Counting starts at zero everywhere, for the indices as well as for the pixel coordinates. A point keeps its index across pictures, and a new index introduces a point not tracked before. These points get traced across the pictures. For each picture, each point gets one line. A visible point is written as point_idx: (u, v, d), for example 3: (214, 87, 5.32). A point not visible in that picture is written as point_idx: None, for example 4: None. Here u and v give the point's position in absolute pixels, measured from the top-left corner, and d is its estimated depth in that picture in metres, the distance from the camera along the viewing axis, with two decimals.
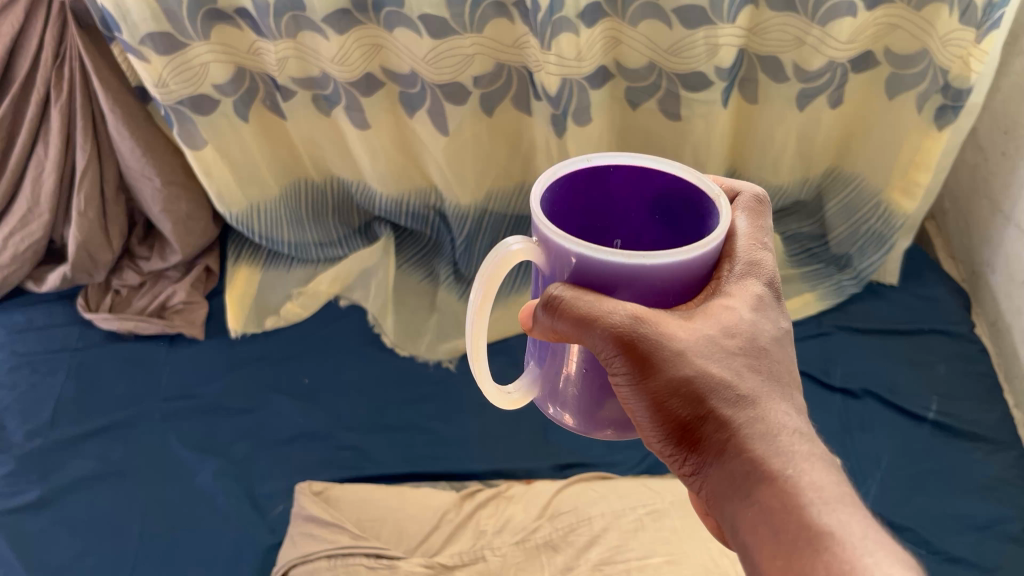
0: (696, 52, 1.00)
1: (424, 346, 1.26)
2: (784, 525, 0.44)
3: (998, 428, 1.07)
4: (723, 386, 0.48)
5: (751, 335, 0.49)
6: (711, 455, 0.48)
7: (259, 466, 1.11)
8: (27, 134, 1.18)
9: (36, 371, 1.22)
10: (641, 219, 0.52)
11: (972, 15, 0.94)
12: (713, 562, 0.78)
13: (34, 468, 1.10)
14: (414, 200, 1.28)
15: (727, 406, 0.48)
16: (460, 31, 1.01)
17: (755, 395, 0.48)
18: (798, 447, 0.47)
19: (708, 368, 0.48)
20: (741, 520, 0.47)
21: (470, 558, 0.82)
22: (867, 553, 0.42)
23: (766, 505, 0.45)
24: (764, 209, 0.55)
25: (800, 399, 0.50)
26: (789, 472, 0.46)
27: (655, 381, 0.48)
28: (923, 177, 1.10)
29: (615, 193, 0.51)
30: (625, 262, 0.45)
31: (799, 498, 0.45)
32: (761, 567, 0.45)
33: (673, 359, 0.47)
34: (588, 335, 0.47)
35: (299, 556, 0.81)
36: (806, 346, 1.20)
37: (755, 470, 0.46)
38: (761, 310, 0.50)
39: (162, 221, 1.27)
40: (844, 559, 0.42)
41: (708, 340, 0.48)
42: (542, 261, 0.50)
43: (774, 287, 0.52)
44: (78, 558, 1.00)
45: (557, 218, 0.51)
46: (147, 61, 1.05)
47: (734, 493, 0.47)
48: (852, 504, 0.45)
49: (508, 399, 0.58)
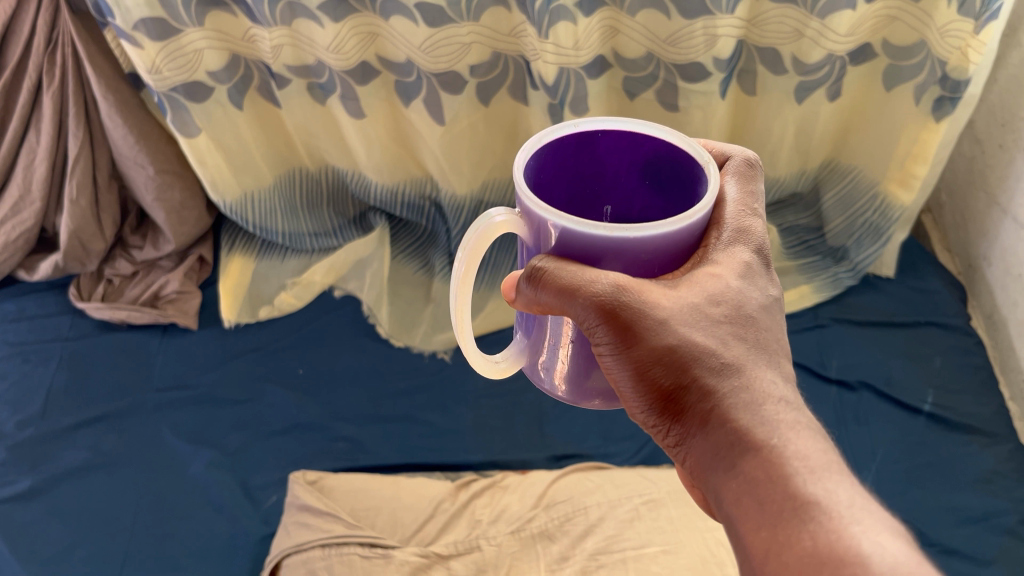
0: (694, 43, 0.99)
1: (419, 336, 1.25)
2: (768, 494, 0.43)
3: (993, 421, 1.07)
4: (708, 354, 0.47)
5: (737, 304, 0.48)
6: (695, 425, 0.47)
7: (252, 457, 1.10)
8: (19, 121, 1.17)
9: (28, 361, 1.21)
10: (630, 184, 0.52)
11: (971, 6, 0.93)
12: (710, 551, 0.78)
13: (26, 457, 1.09)
14: (410, 190, 1.27)
15: (711, 375, 0.46)
16: (457, 20, 1.00)
17: (740, 363, 0.47)
18: (784, 416, 0.45)
19: (692, 336, 0.47)
20: (725, 492, 0.45)
21: (465, 547, 0.81)
22: (855, 522, 0.40)
23: (750, 474, 0.43)
24: (754, 173, 0.55)
25: (789, 369, 0.49)
26: (774, 440, 0.44)
27: (638, 350, 0.47)
28: (921, 169, 1.10)
29: (603, 158, 0.51)
30: (607, 234, 0.44)
31: (784, 467, 0.43)
32: (745, 540, 0.43)
33: (656, 326, 0.46)
34: (571, 305, 0.46)
35: (293, 545, 0.81)
36: (803, 338, 1.20)
37: (739, 440, 0.45)
38: (748, 278, 0.50)
39: (156, 210, 1.27)
40: (830, 528, 0.40)
41: (693, 308, 0.47)
42: (525, 233, 0.49)
43: (762, 254, 0.51)
44: (70, 548, 0.99)
45: (544, 186, 0.50)
46: (140, 47, 1.03)
47: (718, 464, 0.45)
48: (840, 473, 0.43)
49: (496, 368, 0.57)
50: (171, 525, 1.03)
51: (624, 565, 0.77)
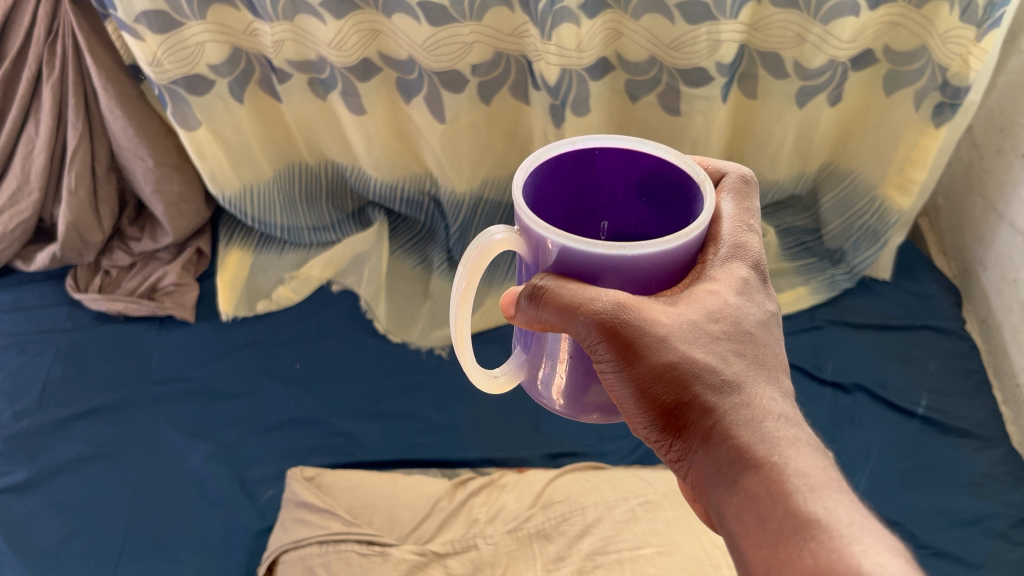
0: (697, 48, 0.99)
1: (417, 332, 1.26)
2: (769, 512, 0.43)
3: (986, 424, 1.08)
4: (708, 371, 0.47)
5: (736, 320, 0.49)
6: (697, 441, 0.47)
7: (249, 451, 1.10)
8: (18, 111, 1.17)
9: (24, 351, 1.21)
10: (628, 202, 0.52)
11: (973, 14, 0.93)
12: (705, 553, 0.79)
13: (22, 449, 1.09)
14: (409, 186, 1.27)
15: (712, 392, 0.47)
16: (460, 20, 1.00)
17: (740, 380, 0.47)
18: (784, 432, 0.45)
19: (692, 353, 0.47)
20: (728, 508, 0.45)
21: (462, 546, 0.82)
22: (855, 541, 0.40)
23: (751, 492, 0.44)
24: (751, 188, 0.55)
25: (788, 383, 0.50)
26: (774, 458, 0.44)
27: (639, 367, 0.47)
28: (920, 174, 1.10)
29: (601, 176, 0.51)
30: (605, 252, 0.44)
31: (785, 485, 0.43)
32: (748, 557, 0.43)
33: (656, 343, 0.47)
34: (571, 322, 0.47)
35: (290, 542, 0.81)
36: (799, 340, 1.20)
37: (740, 456, 0.45)
38: (746, 293, 0.50)
39: (154, 202, 1.26)
40: (831, 547, 0.40)
41: (692, 325, 0.48)
42: (525, 250, 0.49)
43: (760, 269, 0.52)
44: (67, 541, 1.00)
45: (542, 203, 0.50)
46: (142, 40, 1.03)
47: (720, 480, 0.46)
48: (840, 490, 0.44)
49: (495, 383, 0.57)
50: (167, 518, 1.03)
51: (620, 566, 0.78)
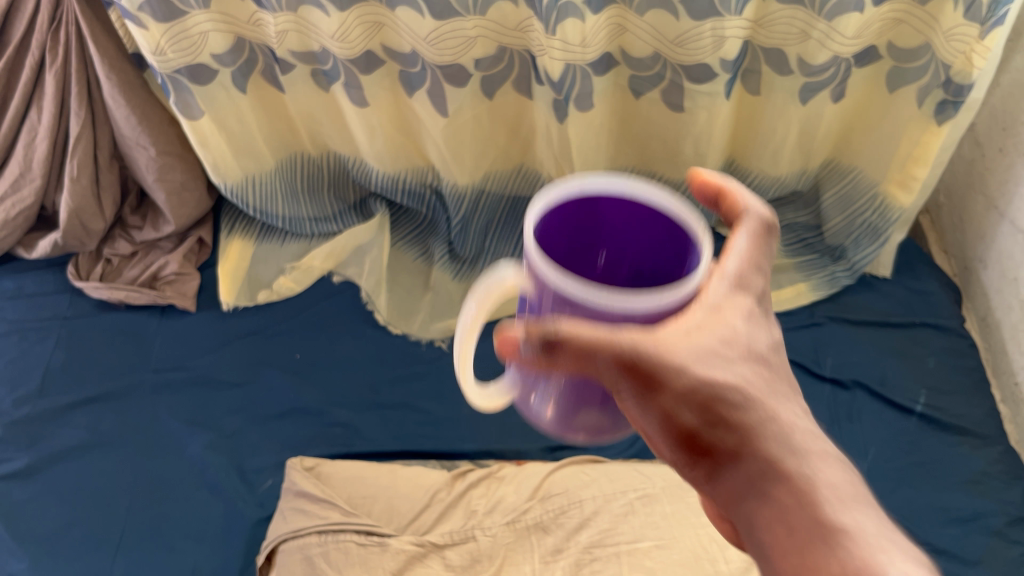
0: (702, 45, 0.99)
1: (417, 324, 1.26)
2: (802, 522, 0.44)
3: (983, 422, 1.09)
4: (729, 393, 0.46)
5: (750, 340, 0.48)
6: (724, 459, 0.47)
7: (248, 441, 1.11)
8: (21, 97, 1.17)
9: (25, 338, 1.22)
10: (631, 243, 0.49)
11: (977, 11, 0.92)
12: (701, 547, 0.79)
13: (23, 436, 1.10)
14: (411, 178, 1.27)
15: (735, 412, 0.46)
16: (464, 14, 1.00)
17: (760, 396, 0.47)
18: (810, 444, 0.46)
19: (713, 377, 0.46)
20: (758, 519, 0.46)
21: (461, 537, 0.83)
22: (898, 550, 0.41)
23: (782, 503, 0.45)
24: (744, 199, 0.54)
25: (797, 394, 0.50)
26: (804, 469, 0.45)
27: (659, 394, 0.46)
28: (921, 172, 1.10)
29: (603, 214, 0.48)
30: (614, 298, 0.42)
31: (815, 495, 0.44)
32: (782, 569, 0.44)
33: (679, 371, 0.45)
34: (587, 364, 0.44)
35: (290, 531, 0.82)
36: (798, 336, 1.20)
37: (769, 468, 0.46)
38: (755, 310, 0.50)
39: (156, 190, 1.26)
40: (874, 551, 0.41)
41: (710, 350, 0.46)
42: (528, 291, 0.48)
43: (762, 284, 0.51)
44: (67, 528, 1.01)
45: (543, 240, 0.48)
46: (145, 28, 1.03)
47: (748, 493, 0.46)
48: (866, 498, 0.45)
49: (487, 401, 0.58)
50: (166, 507, 1.04)
51: (618, 558, 0.78)
